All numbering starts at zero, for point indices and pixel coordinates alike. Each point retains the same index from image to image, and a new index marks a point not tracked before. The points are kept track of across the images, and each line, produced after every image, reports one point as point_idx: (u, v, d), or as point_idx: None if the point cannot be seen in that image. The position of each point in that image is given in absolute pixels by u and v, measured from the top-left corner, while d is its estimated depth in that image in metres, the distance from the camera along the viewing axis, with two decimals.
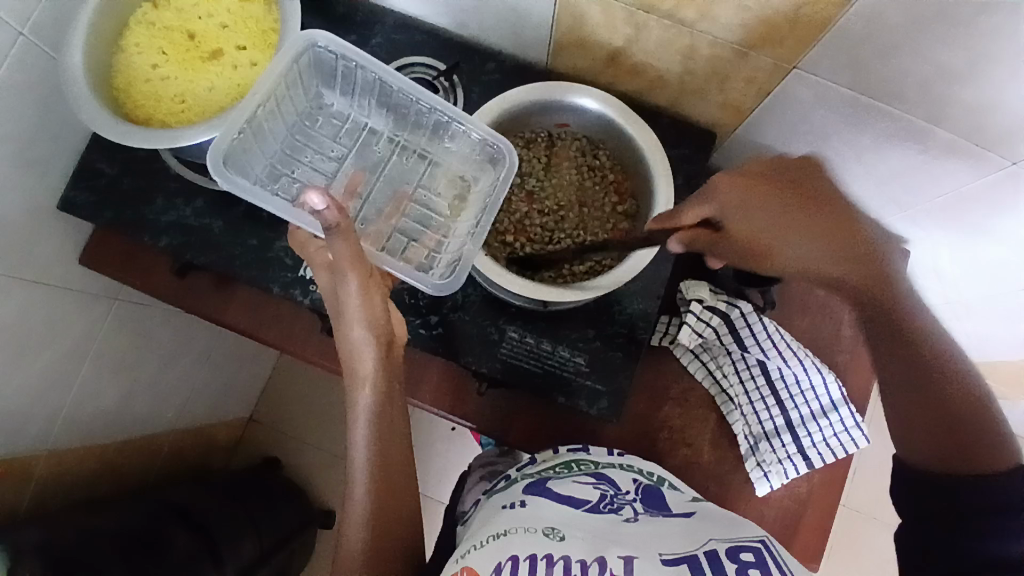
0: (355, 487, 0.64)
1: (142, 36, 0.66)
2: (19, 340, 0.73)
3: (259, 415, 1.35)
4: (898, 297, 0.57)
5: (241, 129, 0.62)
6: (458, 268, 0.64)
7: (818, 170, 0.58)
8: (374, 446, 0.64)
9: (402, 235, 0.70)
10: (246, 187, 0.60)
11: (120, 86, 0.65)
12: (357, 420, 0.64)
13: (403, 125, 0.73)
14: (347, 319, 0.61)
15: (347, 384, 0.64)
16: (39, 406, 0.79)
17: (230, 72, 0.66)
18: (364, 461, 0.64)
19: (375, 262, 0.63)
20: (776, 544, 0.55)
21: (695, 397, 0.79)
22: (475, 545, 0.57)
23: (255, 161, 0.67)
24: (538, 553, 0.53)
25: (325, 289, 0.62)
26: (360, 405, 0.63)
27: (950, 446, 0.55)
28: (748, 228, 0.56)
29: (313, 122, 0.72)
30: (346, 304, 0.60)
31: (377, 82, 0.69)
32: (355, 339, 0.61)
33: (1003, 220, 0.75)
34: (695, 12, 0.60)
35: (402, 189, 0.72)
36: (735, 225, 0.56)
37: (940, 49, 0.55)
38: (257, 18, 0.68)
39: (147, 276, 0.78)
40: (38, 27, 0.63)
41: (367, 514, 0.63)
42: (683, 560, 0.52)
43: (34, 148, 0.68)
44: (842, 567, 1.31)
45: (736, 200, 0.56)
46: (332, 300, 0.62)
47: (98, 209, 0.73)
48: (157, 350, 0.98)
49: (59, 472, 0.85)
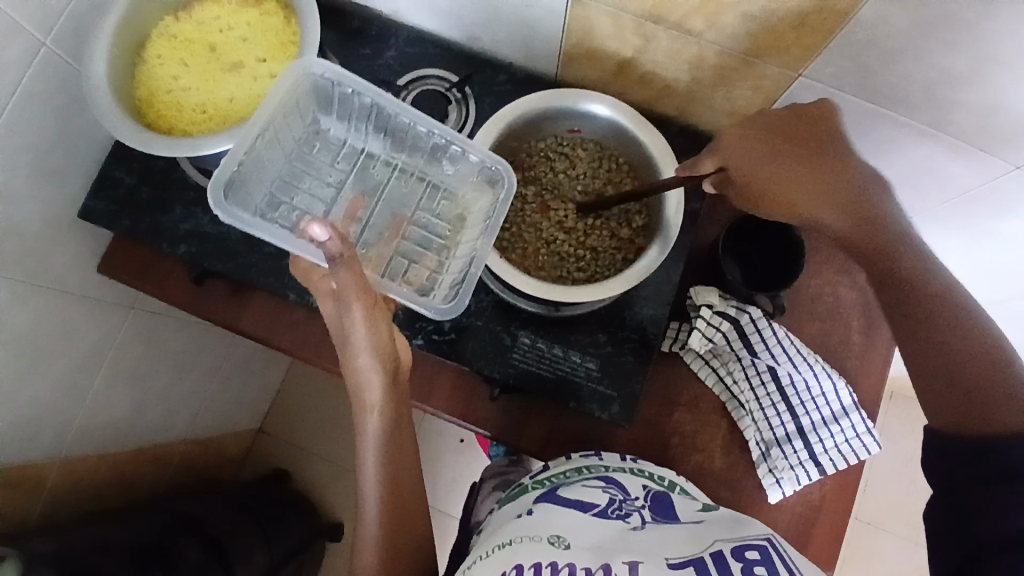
0: (364, 515, 0.65)
1: (163, 47, 0.68)
2: (34, 347, 0.74)
3: (268, 427, 1.35)
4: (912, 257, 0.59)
5: (240, 160, 0.62)
6: (461, 291, 0.64)
7: (832, 114, 0.62)
8: (383, 472, 0.64)
9: (402, 258, 0.71)
10: (247, 221, 0.61)
11: (142, 96, 0.67)
12: (365, 445, 0.64)
13: (400, 149, 0.74)
14: (352, 347, 0.60)
15: (357, 413, 0.63)
16: (55, 412, 0.80)
17: (249, 83, 0.68)
18: (373, 485, 0.64)
19: (379, 290, 0.63)
20: (784, 543, 0.55)
21: (706, 404, 0.79)
22: (481, 555, 0.58)
23: (254, 190, 0.68)
24: (542, 562, 0.53)
25: (330, 317, 0.62)
26: (369, 427, 0.63)
27: (959, 405, 0.54)
28: (753, 171, 0.63)
29: (311, 149, 0.73)
30: (351, 333, 0.58)
31: (373, 108, 0.69)
32: (360, 367, 0.60)
33: (1009, 223, 0.76)
34: (702, 22, 0.62)
35: (401, 212, 0.73)
36: (741, 167, 0.63)
37: (944, 55, 0.56)
38: (276, 30, 0.69)
39: (163, 283, 0.79)
40: (60, 37, 0.64)
41: (377, 541, 0.64)
42: (689, 562, 0.52)
43: (53, 157, 0.69)
44: None
45: (741, 146, 0.63)
46: (336, 326, 0.61)
47: (115, 217, 0.75)
48: (169, 360, 0.99)
49: (72, 480, 0.85)
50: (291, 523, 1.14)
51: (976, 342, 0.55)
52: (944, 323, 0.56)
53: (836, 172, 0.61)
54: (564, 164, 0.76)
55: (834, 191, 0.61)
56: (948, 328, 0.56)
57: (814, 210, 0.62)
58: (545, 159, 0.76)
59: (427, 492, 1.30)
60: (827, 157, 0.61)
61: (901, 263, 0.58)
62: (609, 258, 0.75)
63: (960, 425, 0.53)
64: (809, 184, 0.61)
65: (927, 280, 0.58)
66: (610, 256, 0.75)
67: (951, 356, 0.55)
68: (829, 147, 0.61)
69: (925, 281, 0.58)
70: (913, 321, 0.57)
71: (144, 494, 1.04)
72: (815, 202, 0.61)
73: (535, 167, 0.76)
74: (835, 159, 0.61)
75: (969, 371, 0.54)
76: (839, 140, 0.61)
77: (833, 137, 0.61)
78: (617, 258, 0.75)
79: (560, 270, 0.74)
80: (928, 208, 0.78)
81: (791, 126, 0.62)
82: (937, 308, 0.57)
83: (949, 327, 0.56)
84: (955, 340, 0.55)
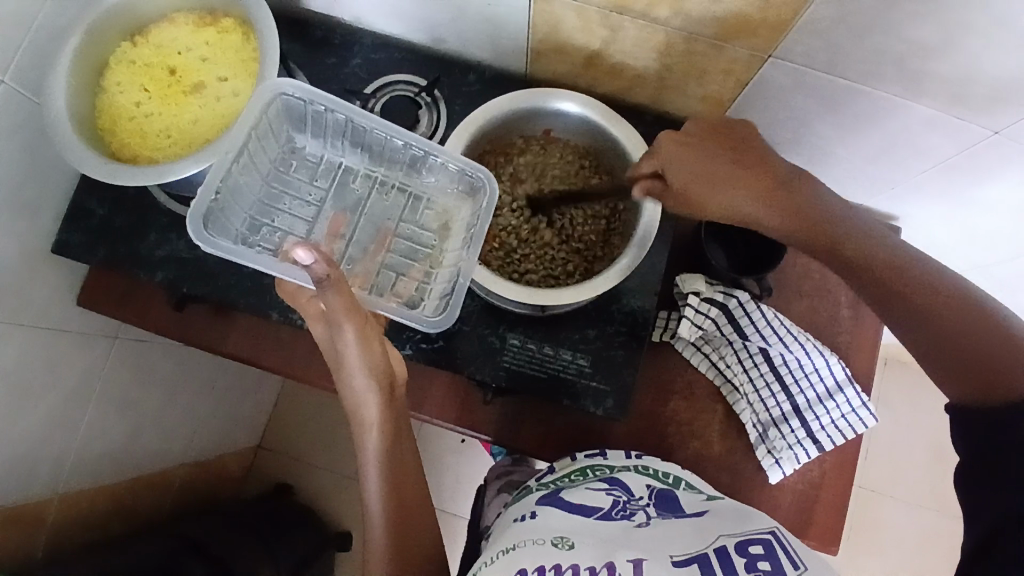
0: (370, 528, 0.64)
1: (122, 74, 0.66)
2: (21, 384, 0.73)
3: (269, 441, 1.34)
4: (861, 243, 0.59)
5: (216, 188, 0.61)
6: (450, 303, 0.64)
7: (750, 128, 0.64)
8: (388, 489, 0.64)
9: (389, 271, 0.70)
10: (228, 248, 0.59)
11: (105, 125, 0.65)
12: (365, 457, 0.64)
13: (379, 162, 0.72)
14: (347, 368, 0.59)
15: (356, 427, 0.63)
16: (48, 449, 0.79)
17: (213, 104, 0.67)
18: (377, 496, 0.64)
19: (368, 307, 0.62)
20: (788, 535, 0.56)
21: (700, 390, 0.79)
22: (486, 561, 0.58)
23: (233, 215, 0.66)
24: (545, 566, 0.53)
25: (322, 339, 0.61)
26: (369, 439, 0.63)
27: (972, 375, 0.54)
28: (686, 178, 0.62)
29: (289, 167, 0.72)
30: (345, 353, 0.58)
31: (348, 124, 0.68)
32: (355, 386, 0.60)
33: (990, 188, 0.76)
34: (667, 10, 0.61)
35: (385, 225, 0.72)
36: (676, 176, 0.62)
37: (912, 26, 0.55)
38: (236, 49, 0.68)
39: (145, 312, 0.78)
40: (19, 73, 0.63)
41: (386, 557, 0.63)
42: (693, 560, 0.52)
43: (22, 193, 0.68)
44: (862, 550, 1.31)
45: (675, 157, 0.63)
46: (329, 348, 0.61)
47: (92, 250, 0.73)
48: (160, 386, 0.98)
49: (72, 513, 0.85)
50: (299, 539, 1.14)
51: (959, 304, 0.56)
52: (923, 296, 0.56)
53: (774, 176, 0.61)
54: (538, 159, 0.75)
55: (773, 189, 0.61)
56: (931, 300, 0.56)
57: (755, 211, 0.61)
58: (536, 143, 0.75)
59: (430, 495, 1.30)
60: (756, 159, 0.62)
61: (860, 253, 0.59)
62: (562, 256, 0.74)
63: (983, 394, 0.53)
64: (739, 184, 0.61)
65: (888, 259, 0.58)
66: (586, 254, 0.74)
67: (943, 327, 0.56)
68: (754, 150, 0.62)
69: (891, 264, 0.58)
70: (885, 300, 0.58)
71: (147, 520, 1.03)
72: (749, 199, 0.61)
73: (525, 151, 0.75)
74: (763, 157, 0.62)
75: (962, 335, 0.55)
76: (763, 148, 0.62)
77: (757, 146, 0.62)
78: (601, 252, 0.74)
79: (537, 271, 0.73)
80: (908, 180, 0.78)
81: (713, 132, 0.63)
82: (906, 280, 0.57)
83: (930, 300, 0.56)
84: (943, 311, 0.56)
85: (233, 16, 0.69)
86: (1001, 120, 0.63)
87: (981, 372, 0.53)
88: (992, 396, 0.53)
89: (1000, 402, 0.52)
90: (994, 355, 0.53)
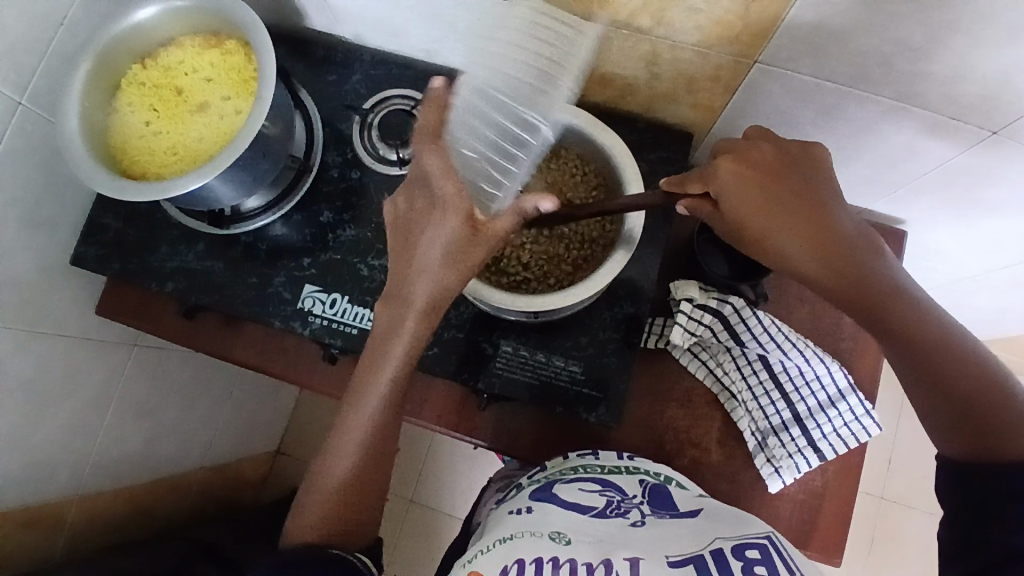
0: (350, 421, 0.67)
1: (133, 95, 0.70)
2: (38, 391, 0.77)
3: (288, 448, 1.38)
4: (909, 310, 0.53)
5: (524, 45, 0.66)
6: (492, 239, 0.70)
7: (812, 161, 0.57)
8: (393, 386, 0.65)
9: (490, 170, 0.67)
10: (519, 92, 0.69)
11: (115, 144, 0.69)
12: (391, 355, 0.64)
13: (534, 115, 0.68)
14: (435, 268, 0.60)
15: (399, 319, 0.63)
16: (67, 453, 0.83)
17: (216, 121, 0.70)
18: (379, 398, 0.66)
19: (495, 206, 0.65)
20: (784, 540, 0.55)
21: (698, 397, 0.79)
22: (481, 549, 0.59)
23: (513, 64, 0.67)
24: (544, 557, 0.54)
25: (445, 227, 0.59)
26: (406, 332, 0.63)
27: (974, 438, 0.51)
28: (744, 209, 0.55)
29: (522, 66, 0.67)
30: (448, 252, 0.60)
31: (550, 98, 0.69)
32: (425, 285, 0.61)
33: (995, 196, 0.73)
34: (649, 19, 0.62)
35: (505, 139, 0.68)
36: (732, 204, 0.55)
37: (893, 28, 0.55)
38: (238, 68, 0.71)
39: (157, 321, 0.81)
40: (35, 95, 0.68)
41: (357, 446, 0.67)
42: (689, 560, 0.52)
43: (41, 208, 0.73)
44: (885, 565, 1.27)
45: (738, 182, 0.55)
46: (442, 238, 0.59)
47: (105, 262, 0.77)
48: (178, 392, 1.02)
49: (91, 514, 0.90)
50: None
51: (978, 370, 0.52)
52: (951, 361, 0.52)
53: (830, 229, 0.54)
54: (545, 161, 0.74)
55: (829, 244, 0.54)
56: (953, 364, 0.52)
57: (792, 254, 0.54)
58: None
59: (441, 502, 1.32)
60: (812, 201, 0.55)
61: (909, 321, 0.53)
62: (548, 265, 0.74)
63: (974, 454, 0.51)
64: (785, 221, 0.54)
65: (929, 327, 0.53)
66: (559, 263, 0.74)
67: (963, 387, 0.52)
68: (816, 196, 0.55)
69: (922, 324, 0.53)
70: (915, 356, 0.53)
71: (166, 523, 1.07)
72: (796, 242, 0.54)
73: None
74: (823, 206, 0.55)
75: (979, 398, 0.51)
76: (825, 191, 0.56)
77: (816, 186, 0.56)
78: (577, 262, 0.74)
79: (515, 276, 0.73)
80: (908, 183, 0.76)
81: (769, 161, 0.56)
82: (941, 351, 0.52)
83: (955, 364, 0.52)
84: (965, 374, 0.52)
85: (237, 38, 0.72)
86: (999, 119, 0.61)
87: (974, 431, 0.51)
88: (985, 458, 0.50)
89: (981, 460, 0.51)
90: (1006, 427, 0.50)
